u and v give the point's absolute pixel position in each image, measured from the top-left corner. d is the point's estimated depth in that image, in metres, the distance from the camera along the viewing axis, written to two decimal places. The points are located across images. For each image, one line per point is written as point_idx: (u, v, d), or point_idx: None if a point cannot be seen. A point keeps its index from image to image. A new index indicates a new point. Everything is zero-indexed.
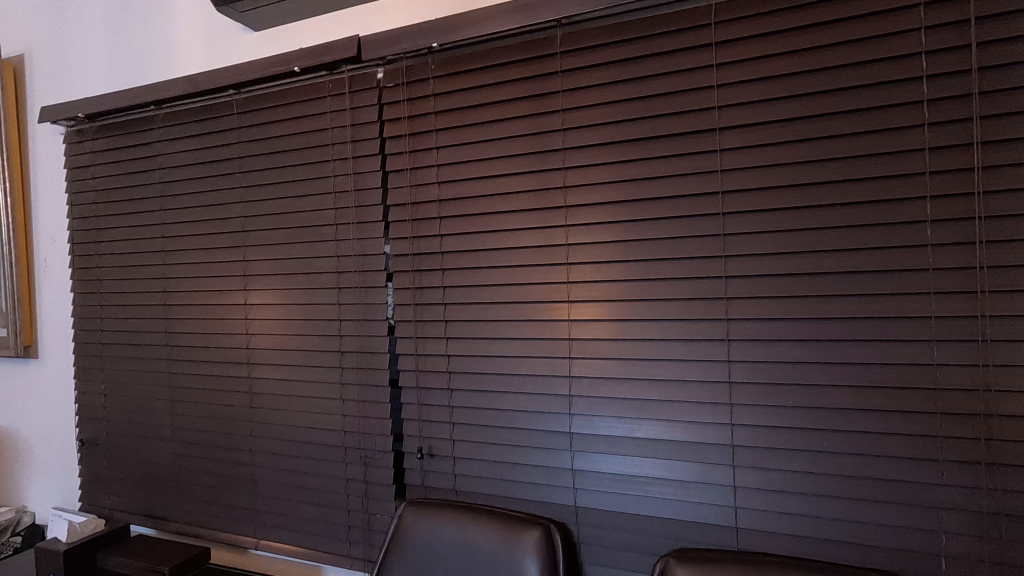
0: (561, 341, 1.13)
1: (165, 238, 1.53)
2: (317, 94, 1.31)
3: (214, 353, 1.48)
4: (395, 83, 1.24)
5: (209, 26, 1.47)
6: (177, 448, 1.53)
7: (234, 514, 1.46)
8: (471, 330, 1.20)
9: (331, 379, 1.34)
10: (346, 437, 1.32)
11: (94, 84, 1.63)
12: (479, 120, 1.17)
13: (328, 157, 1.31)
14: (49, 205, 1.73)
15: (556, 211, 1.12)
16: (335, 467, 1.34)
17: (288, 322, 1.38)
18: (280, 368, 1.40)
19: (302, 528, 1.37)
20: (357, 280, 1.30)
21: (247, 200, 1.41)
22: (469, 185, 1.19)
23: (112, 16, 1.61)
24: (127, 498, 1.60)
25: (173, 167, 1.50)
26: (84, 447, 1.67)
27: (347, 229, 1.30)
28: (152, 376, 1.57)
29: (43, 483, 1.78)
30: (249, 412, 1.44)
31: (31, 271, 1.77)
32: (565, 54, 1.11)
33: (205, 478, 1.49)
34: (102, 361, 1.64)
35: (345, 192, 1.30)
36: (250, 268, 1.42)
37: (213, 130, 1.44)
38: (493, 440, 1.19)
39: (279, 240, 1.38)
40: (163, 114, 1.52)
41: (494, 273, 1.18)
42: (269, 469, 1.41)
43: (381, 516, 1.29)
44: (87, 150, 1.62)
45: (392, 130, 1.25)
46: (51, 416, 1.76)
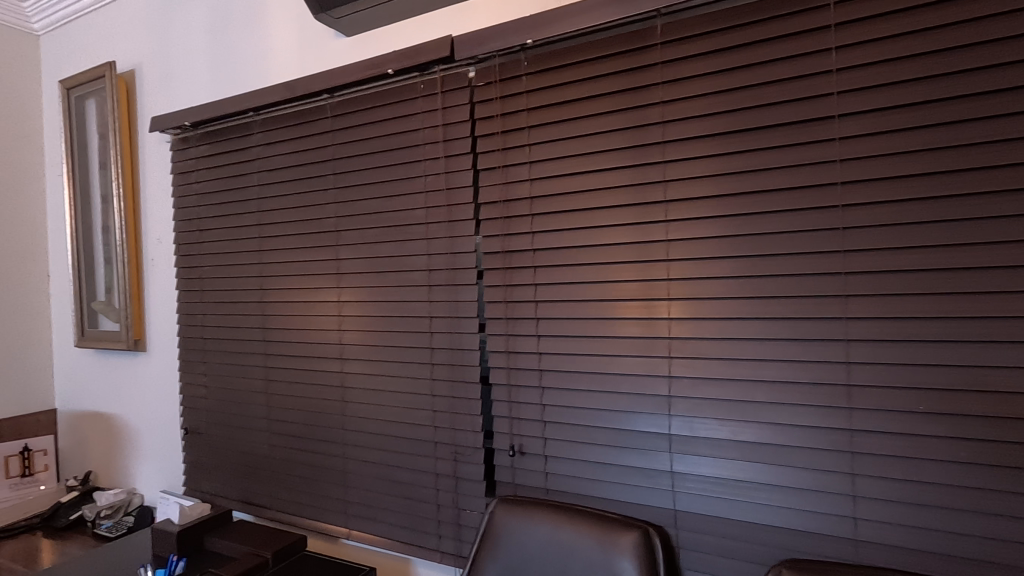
0: (659, 339, 1.10)
1: (262, 238, 1.60)
2: (409, 95, 1.34)
3: (308, 349, 1.54)
4: (486, 82, 1.25)
5: (303, 34, 1.53)
6: (273, 439, 1.61)
7: (327, 505, 1.51)
8: (564, 328, 1.19)
9: (421, 376, 1.36)
10: (436, 433, 1.34)
11: (197, 95, 1.74)
12: (574, 115, 1.16)
13: (420, 158, 1.33)
14: (156, 209, 1.85)
15: (654, 206, 1.09)
16: (425, 461, 1.36)
17: (379, 319, 1.42)
18: (370, 364, 1.44)
19: (392, 520, 1.40)
20: (448, 278, 1.31)
21: (340, 201, 1.45)
22: (562, 182, 1.18)
23: (213, 29, 1.70)
24: (226, 485, 1.69)
25: (269, 170, 1.57)
26: (188, 435, 1.78)
27: (437, 228, 1.32)
28: (250, 369, 1.65)
29: (149, 467, 1.91)
30: (341, 405, 1.49)
31: (140, 270, 1.90)
32: (665, 45, 1.08)
33: (299, 469, 1.56)
34: (204, 355, 1.74)
35: (436, 191, 1.32)
36: (342, 267, 1.46)
37: (308, 134, 1.50)
38: (585, 440, 1.17)
39: (371, 239, 1.41)
40: (261, 120, 1.59)
41: (588, 270, 1.16)
42: (360, 462, 1.45)
43: (471, 512, 1.30)
44: (192, 156, 1.73)
45: (484, 128, 1.26)
46: (157, 405, 1.88)
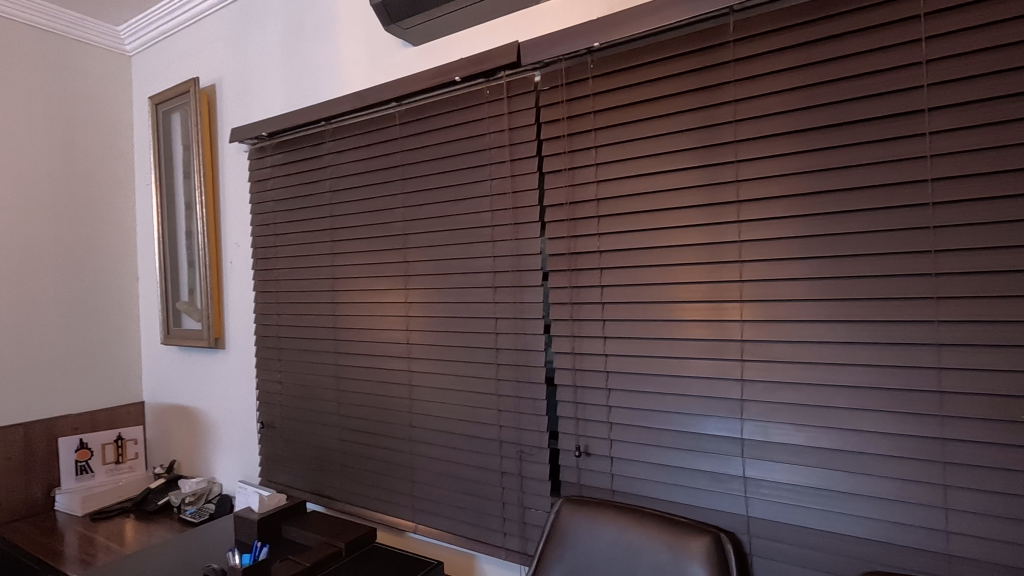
0: (731, 342, 1.08)
1: (334, 241, 1.68)
2: (476, 101, 1.37)
3: (376, 348, 1.60)
4: (553, 85, 1.27)
5: (373, 45, 1.59)
6: (343, 434, 1.67)
7: (394, 499, 1.56)
8: (631, 330, 1.19)
9: (486, 376, 1.39)
10: (501, 432, 1.37)
11: (272, 107, 1.83)
12: (642, 116, 1.16)
13: (486, 162, 1.36)
14: (235, 215, 1.97)
15: (727, 206, 1.08)
16: (491, 460, 1.38)
17: (445, 319, 1.45)
18: (436, 364, 1.48)
19: (459, 516, 1.44)
20: (513, 280, 1.33)
21: (408, 206, 1.50)
22: (630, 183, 1.18)
23: (287, 43, 1.79)
24: (299, 477, 1.77)
25: (341, 176, 1.65)
26: (264, 428, 1.88)
27: (503, 230, 1.34)
28: (322, 367, 1.73)
29: (228, 458, 2.03)
30: (408, 403, 1.53)
31: (220, 272, 2.02)
32: (738, 42, 1.06)
33: (368, 463, 1.62)
34: (279, 353, 1.84)
35: (502, 194, 1.34)
36: (410, 269, 1.51)
37: (377, 141, 1.56)
38: (653, 442, 1.16)
39: (439, 242, 1.45)
40: (332, 128, 1.66)
41: (656, 272, 1.16)
42: (427, 459, 1.50)
43: (536, 511, 1.31)
44: (268, 165, 1.83)
45: (550, 131, 1.27)
46: (235, 400, 2.00)
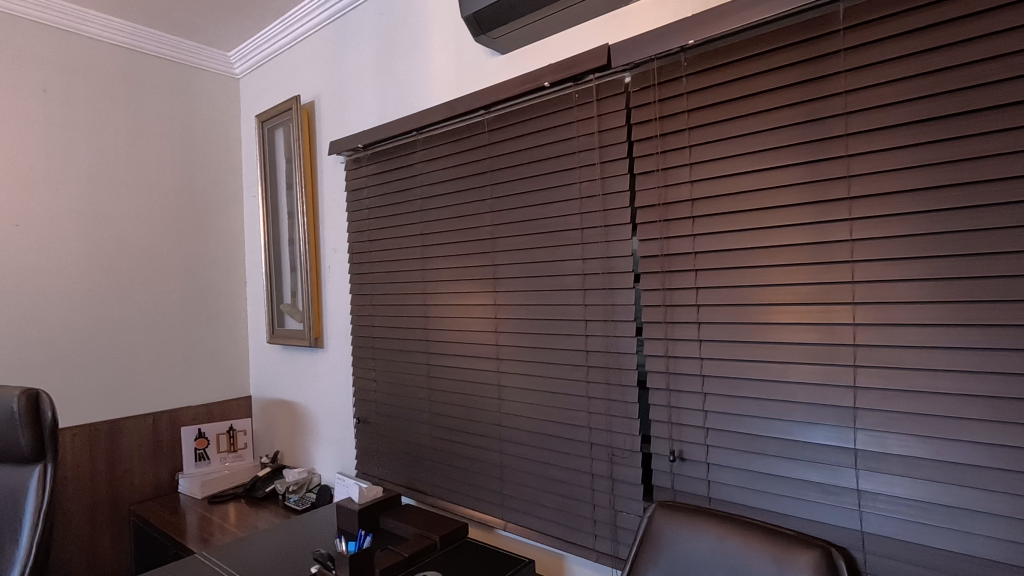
0: (842, 347, 1.03)
1: (425, 246, 1.75)
2: (565, 105, 1.38)
3: (466, 349, 1.65)
4: (644, 86, 1.25)
5: (462, 55, 1.65)
6: (435, 431, 1.74)
7: (484, 495, 1.60)
8: (729, 333, 1.15)
9: (577, 378, 1.39)
10: (592, 434, 1.37)
11: (366, 120, 1.94)
12: (740, 113, 1.12)
13: (575, 165, 1.37)
14: (332, 222, 2.10)
15: (836, 204, 1.02)
16: (581, 462, 1.39)
17: (535, 321, 1.48)
18: (525, 365, 1.50)
19: (548, 515, 1.46)
20: (603, 282, 1.33)
21: (496, 210, 1.54)
22: (727, 183, 1.15)
23: (380, 58, 1.89)
24: (393, 470, 1.86)
25: (431, 184, 1.71)
26: (360, 424, 1.98)
27: (593, 233, 1.35)
28: (414, 366, 1.81)
29: (327, 451, 2.16)
30: (497, 403, 1.57)
31: (318, 276, 2.16)
32: (849, 30, 1.00)
33: (458, 460, 1.67)
34: (373, 352, 1.94)
35: (592, 197, 1.35)
36: (499, 271, 1.55)
37: (467, 148, 1.61)
38: (754, 449, 1.12)
39: (528, 245, 1.47)
40: (423, 138, 1.74)
41: (756, 273, 1.12)
42: (517, 459, 1.52)
43: (628, 515, 1.30)
44: (364, 175, 1.93)
45: (642, 133, 1.26)
46: (333, 396, 2.13)
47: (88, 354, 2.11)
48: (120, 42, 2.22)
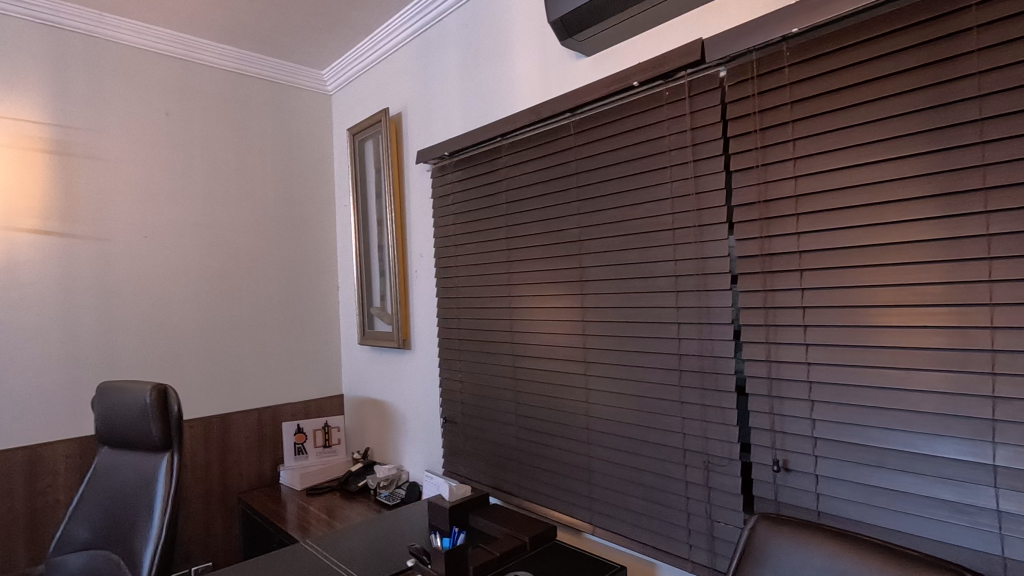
0: (977, 353, 0.93)
1: (510, 249, 1.77)
2: (654, 104, 1.36)
3: (551, 352, 1.66)
4: (741, 80, 1.21)
5: (546, 59, 1.66)
6: (520, 432, 1.75)
7: (572, 499, 1.60)
8: (840, 337, 1.08)
9: (669, 382, 1.36)
10: (685, 440, 1.33)
11: (452, 128, 2.00)
12: (851, 103, 1.06)
13: (666, 164, 1.34)
14: (419, 228, 2.18)
15: (967, 196, 0.94)
16: (674, 469, 1.35)
17: (624, 324, 1.46)
18: (614, 368, 1.48)
19: (639, 522, 1.43)
20: (697, 283, 1.29)
21: (583, 213, 1.54)
22: (837, 176, 1.08)
23: (465, 67, 1.94)
24: (480, 471, 1.90)
25: (516, 188, 1.74)
26: (446, 424, 2.04)
27: (685, 233, 1.31)
28: (500, 368, 1.83)
29: (415, 449, 2.24)
30: (584, 407, 1.56)
31: (406, 280, 2.25)
32: (981, 5, 0.92)
33: (544, 462, 1.68)
34: (459, 354, 1.99)
35: (684, 196, 1.31)
36: (586, 274, 1.54)
37: (552, 152, 1.62)
38: (871, 462, 1.04)
39: (616, 247, 1.46)
40: (508, 144, 1.77)
41: (871, 272, 1.04)
42: (605, 463, 1.51)
43: (727, 526, 1.25)
44: (449, 182, 1.99)
45: (739, 128, 1.21)
46: (420, 396, 2.20)
47: (203, 353, 2.31)
48: (228, 67, 2.42)
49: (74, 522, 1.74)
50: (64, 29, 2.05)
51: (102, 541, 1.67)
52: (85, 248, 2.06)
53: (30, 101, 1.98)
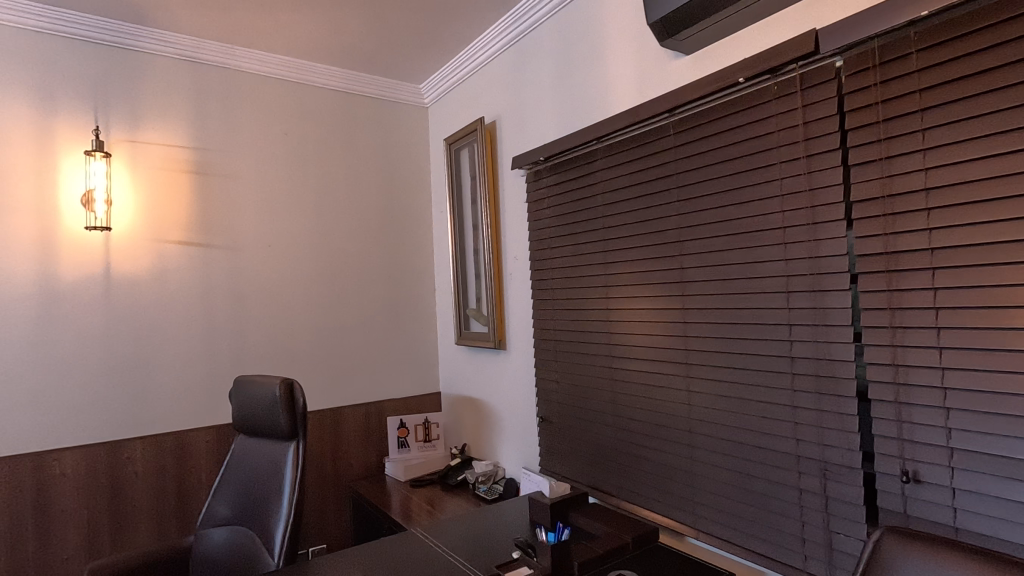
0: None
1: (607, 251, 1.79)
2: (761, 99, 1.33)
3: (650, 353, 1.66)
4: (861, 69, 1.15)
5: (642, 60, 1.66)
6: (619, 433, 1.76)
7: (674, 502, 1.59)
8: (981, 340, 1.00)
9: (780, 385, 1.32)
10: (799, 447, 1.28)
11: (546, 133, 2.05)
12: (990, 88, 0.98)
13: (775, 161, 1.30)
14: (513, 231, 2.24)
15: None
16: (786, 475, 1.31)
17: (729, 325, 1.42)
18: (719, 370, 1.46)
19: (747, 529, 1.39)
20: (811, 283, 1.24)
21: (683, 213, 1.53)
22: (974, 167, 1.00)
23: (559, 73, 1.98)
24: (577, 470, 1.93)
25: (613, 190, 1.75)
26: (543, 423, 2.08)
27: (798, 231, 1.27)
28: (597, 369, 1.85)
29: (511, 446, 2.31)
30: (686, 409, 1.54)
31: (501, 282, 2.32)
32: None
33: (644, 464, 1.67)
34: (556, 354, 2.02)
35: (795, 193, 1.27)
36: (687, 275, 1.53)
37: (650, 153, 1.62)
38: (1019, 477, 0.96)
39: (719, 247, 1.44)
40: (603, 146, 1.78)
41: (1015, 270, 0.96)
42: (709, 467, 1.48)
43: (848, 538, 1.19)
44: (545, 186, 2.04)
45: (858, 120, 1.16)
46: (516, 394, 2.27)
47: (318, 351, 2.52)
48: (338, 87, 2.62)
49: (216, 500, 1.96)
50: (203, 63, 2.32)
51: (240, 518, 1.88)
52: (219, 256, 2.31)
53: (176, 128, 2.26)
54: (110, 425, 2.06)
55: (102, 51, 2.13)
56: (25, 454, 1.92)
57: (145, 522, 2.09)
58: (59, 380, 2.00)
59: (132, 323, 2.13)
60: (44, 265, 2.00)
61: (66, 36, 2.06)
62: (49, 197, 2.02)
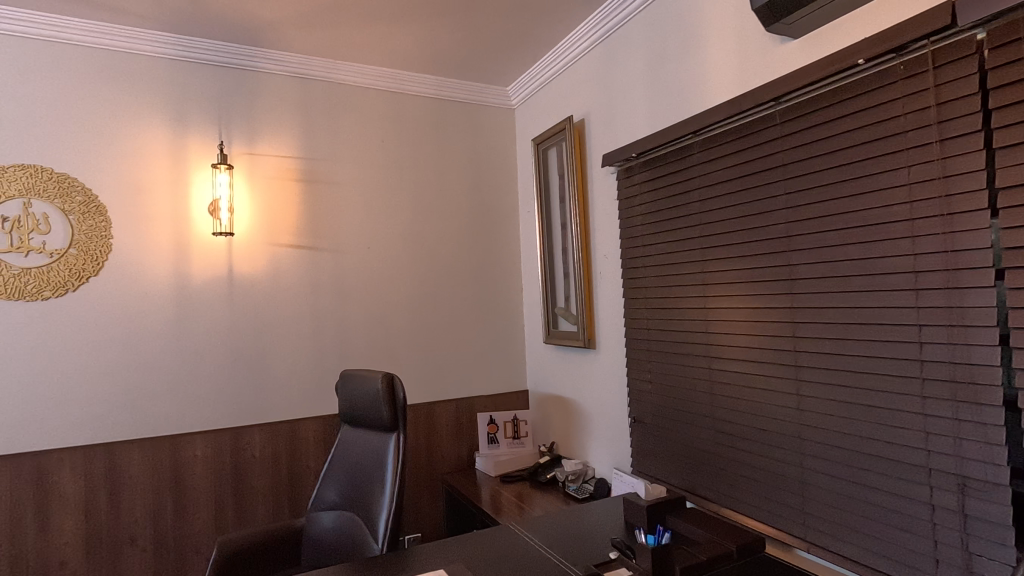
0: None
1: (704, 248, 1.73)
2: (884, 81, 1.23)
3: (753, 354, 1.58)
4: (1010, 40, 1.03)
5: (744, 48, 1.59)
6: (718, 436, 1.70)
7: (780, 511, 1.50)
8: None
9: (908, 392, 1.21)
10: (931, 458, 1.17)
11: (638, 128, 2.01)
12: None
13: (901, 147, 1.20)
14: (604, 229, 2.22)
15: None
16: (916, 490, 1.20)
17: (846, 325, 1.33)
18: (834, 373, 1.36)
19: (867, 544, 1.29)
20: (946, 280, 1.14)
21: (791, 206, 1.44)
22: None
23: (652, 66, 1.94)
24: (672, 473, 1.88)
25: (711, 185, 1.69)
26: (635, 423, 2.05)
27: (929, 223, 1.16)
28: (694, 369, 1.80)
29: (602, 446, 2.29)
30: (796, 414, 1.46)
31: (591, 280, 2.31)
32: None
33: (746, 469, 1.60)
34: (649, 354, 1.98)
35: (927, 181, 1.16)
36: (795, 272, 1.44)
37: (753, 145, 1.54)
38: None
39: (833, 242, 1.35)
40: (700, 140, 1.73)
41: None
42: (822, 476, 1.39)
43: (992, 562, 1.07)
44: (637, 183, 2.01)
45: (1006, 97, 1.04)
46: (607, 394, 2.24)
47: (413, 348, 2.63)
48: (430, 94, 2.72)
49: (325, 486, 2.10)
50: (309, 78, 2.50)
51: (346, 503, 2.00)
52: (325, 258, 2.47)
53: (288, 140, 2.45)
54: (232, 413, 2.27)
55: (225, 73, 2.35)
56: (165, 436, 2.15)
57: (263, 502, 2.28)
58: (191, 371, 2.22)
59: (251, 320, 2.33)
60: (179, 267, 2.23)
61: (195, 61, 2.30)
62: (182, 206, 2.25)
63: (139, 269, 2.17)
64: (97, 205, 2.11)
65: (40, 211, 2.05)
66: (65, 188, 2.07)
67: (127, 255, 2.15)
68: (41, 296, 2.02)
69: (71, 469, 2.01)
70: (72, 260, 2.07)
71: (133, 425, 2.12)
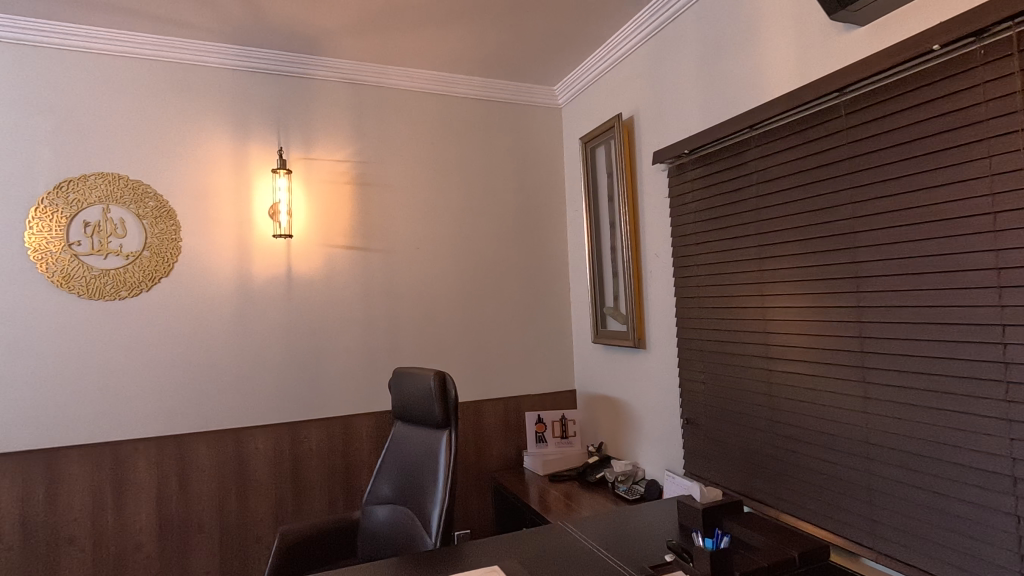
0: None
1: (761, 245, 1.68)
2: (963, 67, 1.16)
3: (815, 355, 1.53)
4: None
5: (804, 38, 1.54)
6: (776, 439, 1.65)
7: (845, 518, 1.45)
8: None
9: (989, 396, 1.14)
10: (1016, 466, 1.10)
11: (689, 124, 1.97)
12: None
13: (982, 137, 1.14)
14: (654, 228, 2.19)
15: None
16: (999, 500, 1.13)
17: (919, 325, 1.27)
18: (905, 375, 1.30)
19: (943, 556, 1.23)
20: None
21: (857, 201, 1.39)
22: None
23: (704, 60, 1.90)
24: (727, 476, 1.83)
25: (769, 181, 1.64)
26: (688, 425, 2.01)
27: (1014, 216, 1.09)
28: (750, 370, 1.75)
29: (652, 447, 2.25)
30: (863, 417, 1.40)
31: (640, 279, 2.28)
32: None
33: (807, 474, 1.55)
34: (702, 354, 1.94)
35: (1011, 172, 1.09)
36: (862, 269, 1.38)
37: (815, 138, 1.49)
38: None
39: (904, 237, 1.28)
40: (757, 135, 1.68)
41: None
42: (892, 482, 1.33)
43: None
44: (689, 180, 1.97)
45: None
46: (658, 395, 2.21)
47: (462, 347, 2.66)
48: (477, 96, 2.75)
49: (379, 481, 2.15)
50: (362, 84, 2.57)
51: (400, 498, 2.05)
52: (377, 259, 2.54)
53: (341, 145, 2.52)
54: (291, 409, 2.36)
55: (283, 81, 2.45)
56: (229, 429, 2.26)
57: (319, 495, 2.36)
58: (253, 367, 2.32)
59: (307, 319, 2.42)
60: (241, 268, 2.33)
61: (255, 70, 2.40)
62: (244, 210, 2.36)
63: (205, 270, 2.28)
64: (168, 210, 2.23)
65: (117, 217, 2.18)
66: (140, 194, 2.20)
67: (194, 257, 2.27)
68: (119, 296, 2.16)
69: (144, 459, 2.14)
70: (145, 262, 2.20)
71: (199, 418, 2.23)
